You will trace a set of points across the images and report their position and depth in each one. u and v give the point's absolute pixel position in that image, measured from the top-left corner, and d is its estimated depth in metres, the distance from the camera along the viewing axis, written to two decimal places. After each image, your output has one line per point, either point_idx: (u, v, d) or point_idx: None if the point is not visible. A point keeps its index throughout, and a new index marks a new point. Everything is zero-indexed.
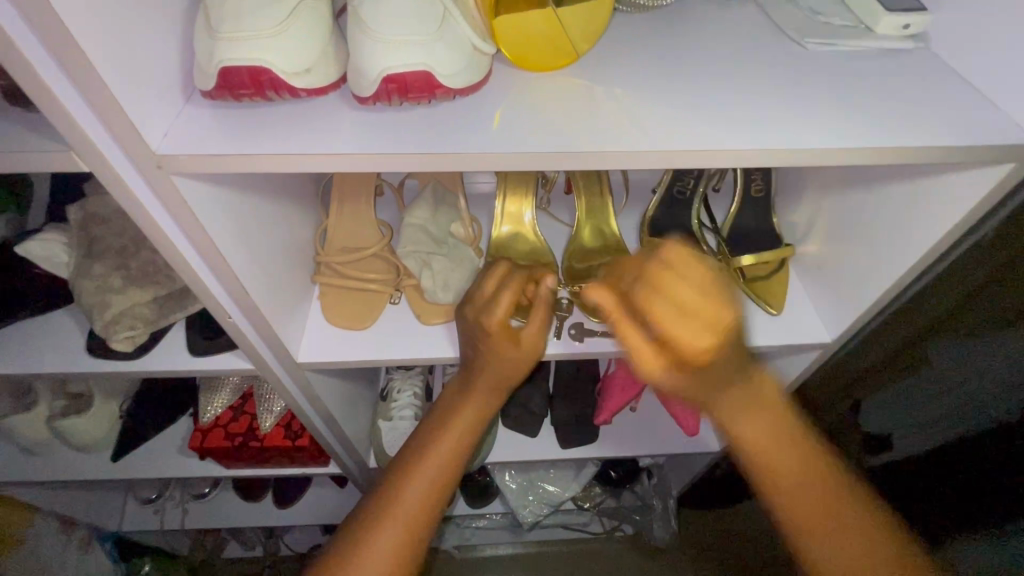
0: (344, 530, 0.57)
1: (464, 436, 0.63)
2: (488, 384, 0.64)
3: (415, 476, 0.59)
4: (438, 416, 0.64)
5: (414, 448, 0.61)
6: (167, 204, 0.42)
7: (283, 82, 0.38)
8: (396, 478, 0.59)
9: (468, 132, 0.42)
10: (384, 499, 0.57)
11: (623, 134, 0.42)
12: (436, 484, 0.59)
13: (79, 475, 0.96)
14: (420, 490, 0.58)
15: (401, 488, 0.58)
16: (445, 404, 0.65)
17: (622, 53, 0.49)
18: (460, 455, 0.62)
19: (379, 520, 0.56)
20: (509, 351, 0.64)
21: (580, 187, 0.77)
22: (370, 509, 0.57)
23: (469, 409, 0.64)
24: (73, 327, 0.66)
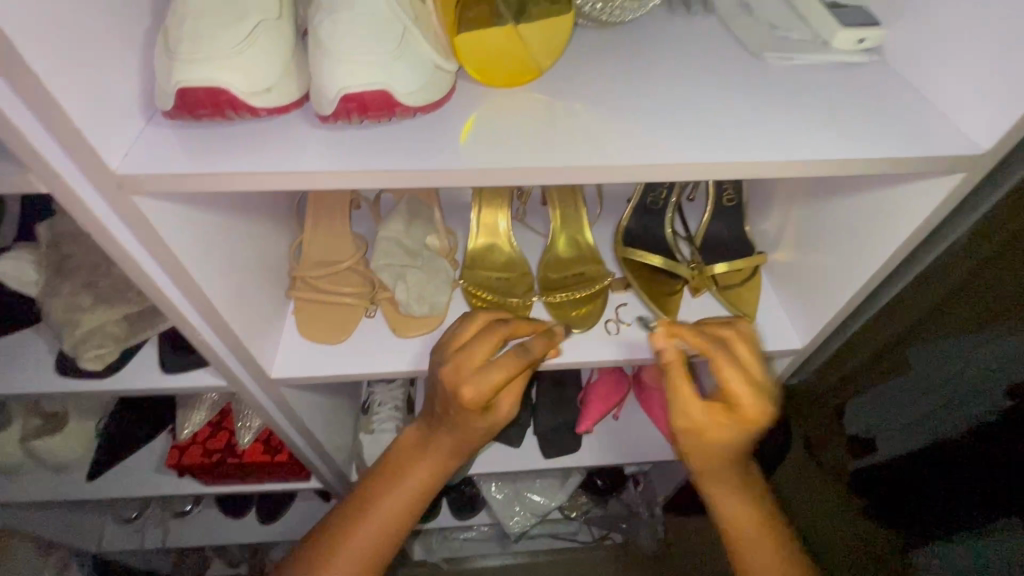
0: (297, 558, 0.58)
1: (420, 491, 0.61)
2: (456, 440, 0.60)
3: (369, 519, 0.59)
4: (397, 463, 0.62)
5: (372, 491, 0.60)
6: (130, 223, 0.42)
7: (243, 101, 0.39)
8: (348, 522, 0.58)
9: (430, 149, 0.42)
10: (332, 539, 0.58)
11: (583, 150, 0.43)
12: (383, 531, 0.59)
13: (53, 497, 0.94)
14: (371, 538, 0.58)
15: (349, 535, 0.58)
16: (408, 451, 0.63)
17: (585, 68, 0.49)
18: (414, 505, 0.61)
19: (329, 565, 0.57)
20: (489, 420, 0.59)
21: (554, 199, 0.78)
22: (325, 548, 0.58)
23: (427, 467, 0.61)
24: (41, 346, 0.65)
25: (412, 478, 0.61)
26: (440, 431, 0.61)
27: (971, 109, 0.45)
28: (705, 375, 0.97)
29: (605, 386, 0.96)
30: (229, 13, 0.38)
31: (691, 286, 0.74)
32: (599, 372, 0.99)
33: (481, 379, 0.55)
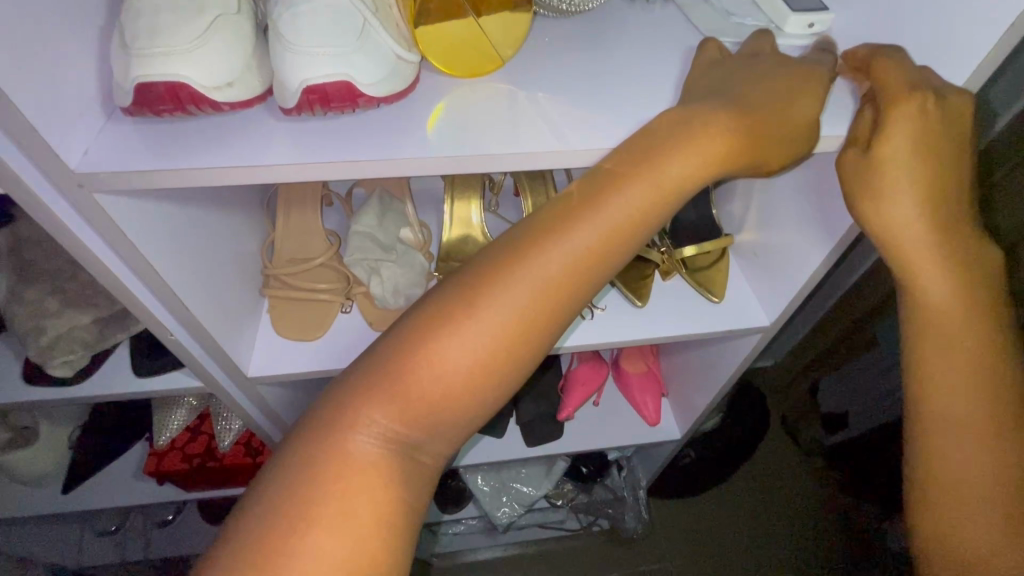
0: (337, 391, 0.41)
1: (526, 318, 0.41)
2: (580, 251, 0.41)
3: (434, 350, 0.40)
4: (488, 277, 0.41)
5: (453, 300, 0.41)
6: (93, 221, 0.42)
7: (204, 96, 0.39)
8: (431, 319, 0.41)
9: (395, 140, 0.43)
10: (381, 393, 0.39)
11: (545, 137, 0.44)
12: (467, 387, 0.40)
13: (28, 511, 0.92)
14: (454, 381, 0.40)
15: (403, 383, 0.40)
16: (479, 281, 0.41)
17: (548, 57, 0.50)
18: (515, 347, 0.41)
19: (396, 381, 0.40)
20: (624, 215, 0.42)
21: (526, 189, 0.78)
22: (386, 356, 0.40)
23: (548, 257, 0.41)
24: (6, 355, 0.64)
25: (516, 237, 0.42)
26: (557, 242, 0.41)
27: None
28: (681, 357, 0.99)
29: (584, 373, 0.98)
30: (185, 7, 0.38)
31: (660, 271, 0.77)
32: (578, 360, 1.01)
33: (632, 172, 0.42)
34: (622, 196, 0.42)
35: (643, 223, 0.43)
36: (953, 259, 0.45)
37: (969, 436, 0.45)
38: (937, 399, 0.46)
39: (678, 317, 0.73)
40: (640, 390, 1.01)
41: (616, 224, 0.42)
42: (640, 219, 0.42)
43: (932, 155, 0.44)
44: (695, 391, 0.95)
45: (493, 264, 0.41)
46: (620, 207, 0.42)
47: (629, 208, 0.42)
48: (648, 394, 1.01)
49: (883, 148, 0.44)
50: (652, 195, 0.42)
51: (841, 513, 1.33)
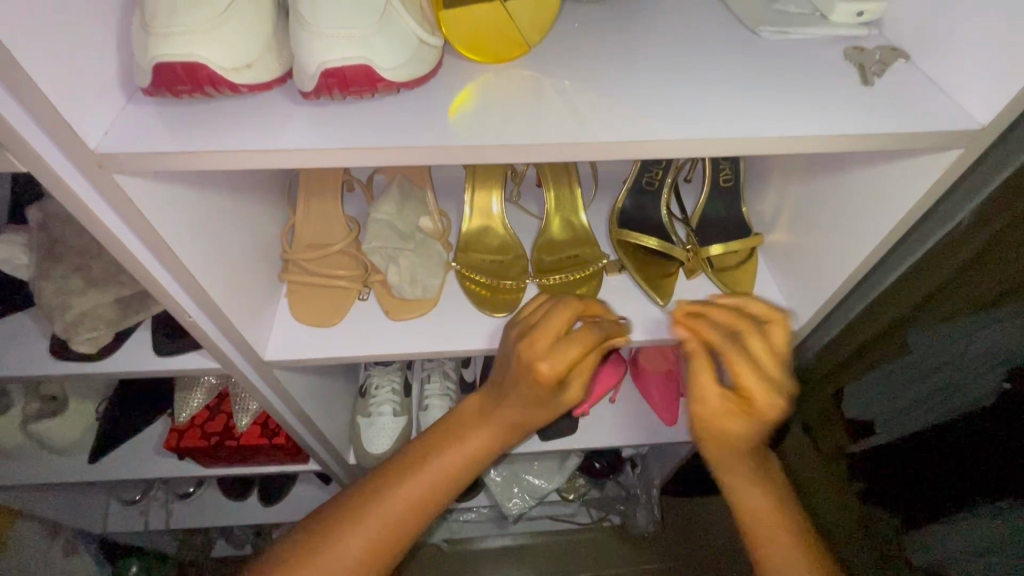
0: (299, 530, 0.55)
1: (405, 509, 0.53)
2: (449, 461, 0.55)
3: (343, 525, 0.52)
4: (419, 457, 0.55)
5: (368, 490, 0.54)
6: (111, 202, 0.42)
7: (222, 78, 0.38)
8: (360, 499, 0.54)
9: (415, 127, 0.41)
10: (327, 537, 0.52)
11: (570, 126, 0.42)
12: (376, 554, 0.52)
13: (56, 478, 0.96)
14: (355, 552, 0.52)
15: (320, 552, 0.52)
16: (412, 458, 0.56)
17: (576, 44, 0.48)
18: (408, 524, 0.53)
19: (324, 547, 0.52)
20: (517, 416, 0.57)
21: (549, 180, 0.76)
22: (324, 521, 0.54)
23: (467, 441, 0.56)
24: (34, 330, 0.65)
25: (420, 442, 0.58)
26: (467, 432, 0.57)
27: (971, 86, 0.44)
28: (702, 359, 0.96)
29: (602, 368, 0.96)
30: None
31: (686, 269, 0.73)
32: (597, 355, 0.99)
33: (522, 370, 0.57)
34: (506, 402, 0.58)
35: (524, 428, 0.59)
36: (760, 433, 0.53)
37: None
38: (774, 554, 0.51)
39: None
40: (660, 390, 0.99)
41: (479, 445, 0.56)
42: (533, 410, 0.58)
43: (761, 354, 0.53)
44: None
45: (426, 442, 0.57)
46: (490, 412, 0.58)
47: (494, 426, 0.57)
48: (667, 396, 0.99)
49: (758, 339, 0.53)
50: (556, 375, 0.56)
51: None
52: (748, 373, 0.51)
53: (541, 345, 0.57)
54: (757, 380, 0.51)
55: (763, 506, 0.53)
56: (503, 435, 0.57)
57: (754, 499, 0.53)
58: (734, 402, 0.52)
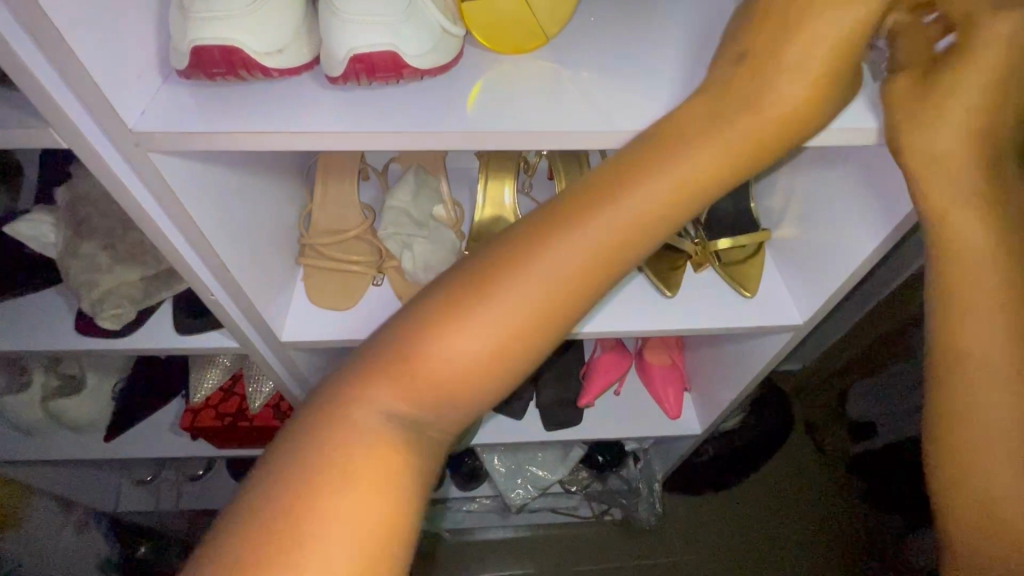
0: (342, 375, 0.41)
1: (495, 336, 0.40)
2: (563, 261, 0.41)
3: (410, 377, 0.40)
4: (523, 255, 0.41)
5: (443, 311, 0.40)
6: (145, 179, 0.43)
7: (255, 62, 0.40)
8: (436, 319, 0.40)
9: (436, 113, 0.43)
10: (394, 370, 0.40)
11: (587, 115, 0.44)
12: (467, 384, 0.40)
13: (73, 454, 0.99)
14: (439, 386, 0.40)
15: (381, 396, 0.40)
16: (513, 258, 0.41)
17: (593, 36, 0.50)
18: (509, 352, 0.40)
19: (398, 373, 0.40)
20: (652, 208, 0.41)
21: (561, 172, 0.78)
22: (381, 358, 0.41)
23: (592, 231, 0.41)
24: (59, 306, 0.67)
25: (524, 237, 0.42)
26: (584, 229, 0.41)
27: None
28: (706, 354, 0.98)
29: (607, 360, 0.99)
30: None
31: (693, 262, 0.75)
32: (601, 348, 1.01)
33: (655, 161, 0.42)
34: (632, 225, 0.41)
35: (661, 219, 0.42)
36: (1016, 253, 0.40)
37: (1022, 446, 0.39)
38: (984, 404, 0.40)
39: (709, 310, 0.72)
40: (663, 382, 1.01)
41: (592, 243, 0.41)
42: (674, 205, 0.42)
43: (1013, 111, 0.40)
44: (718, 387, 0.94)
45: (530, 235, 0.42)
46: (603, 219, 0.41)
47: (609, 226, 0.41)
48: (670, 385, 1.01)
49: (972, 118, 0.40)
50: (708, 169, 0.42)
51: (861, 520, 1.30)
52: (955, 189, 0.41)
53: (736, 94, 0.43)
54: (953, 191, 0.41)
55: (1000, 350, 0.40)
56: (625, 237, 0.41)
57: (979, 397, 0.40)
58: (977, 216, 0.41)
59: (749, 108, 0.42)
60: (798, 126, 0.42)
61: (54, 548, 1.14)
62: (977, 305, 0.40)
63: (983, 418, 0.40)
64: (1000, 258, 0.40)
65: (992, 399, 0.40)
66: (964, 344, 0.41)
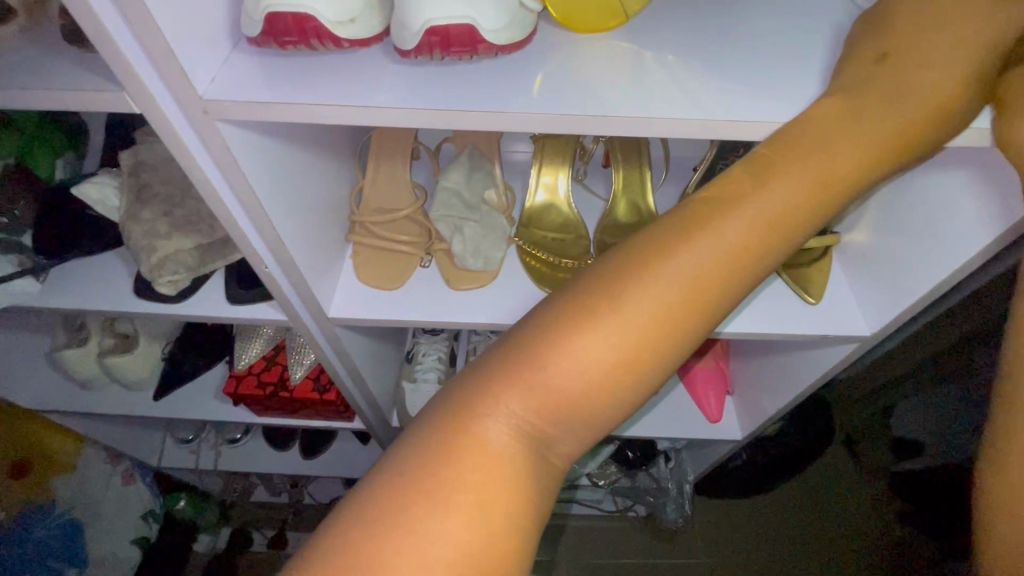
0: (454, 389, 0.39)
1: (637, 333, 0.37)
2: (707, 257, 0.38)
3: (541, 380, 0.36)
4: (654, 256, 0.38)
5: (568, 315, 0.37)
6: (211, 147, 0.43)
7: (328, 31, 0.38)
8: (560, 326, 0.37)
9: (507, 92, 0.41)
10: (519, 378, 0.37)
11: (669, 101, 0.41)
12: (600, 396, 0.37)
13: (125, 409, 1.03)
14: (575, 387, 0.36)
15: (508, 398, 0.36)
16: (641, 262, 0.38)
17: (676, 17, 0.46)
18: (644, 361, 0.37)
19: (523, 382, 0.37)
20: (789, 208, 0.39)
21: (619, 161, 0.75)
22: (507, 357, 0.38)
23: (723, 232, 0.38)
24: (118, 268, 0.69)
25: (647, 241, 0.39)
26: (714, 230, 0.38)
27: None
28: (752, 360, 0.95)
29: None
30: None
31: None
32: None
33: (788, 159, 0.39)
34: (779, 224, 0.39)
35: (797, 222, 0.39)
36: None
37: None
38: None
39: (767, 314, 0.68)
40: (705, 384, 0.99)
41: (740, 241, 0.38)
42: (809, 206, 0.39)
43: None
44: (764, 394, 0.91)
45: (655, 240, 0.39)
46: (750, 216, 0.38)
47: (755, 220, 0.38)
48: (713, 391, 0.99)
49: None
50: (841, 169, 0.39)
51: None
52: None
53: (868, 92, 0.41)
54: None
55: None
56: (775, 235, 0.39)
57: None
58: None
59: (888, 107, 0.41)
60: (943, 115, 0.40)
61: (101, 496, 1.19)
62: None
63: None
64: None
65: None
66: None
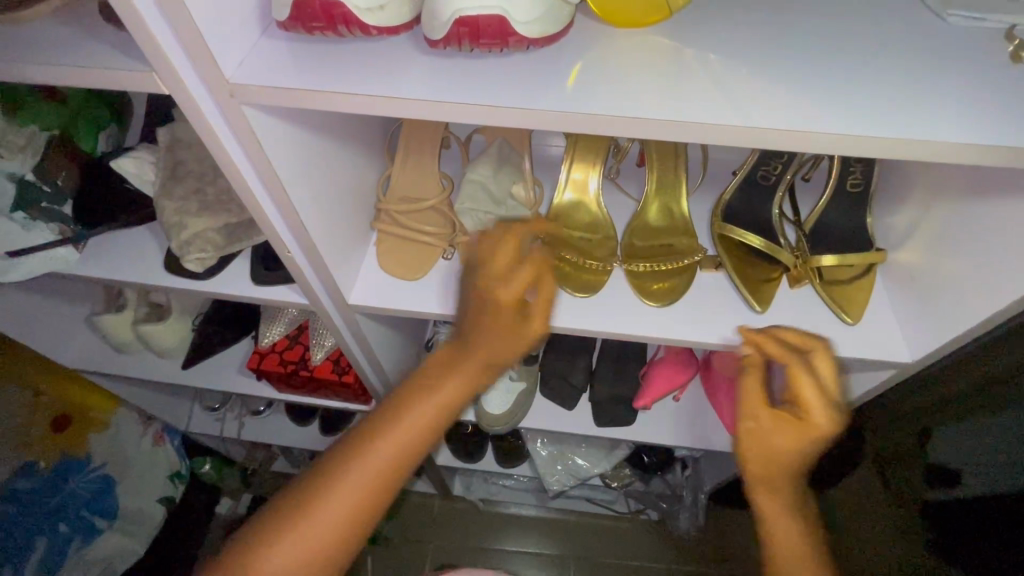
0: (257, 518, 0.55)
1: (411, 445, 0.55)
2: (428, 411, 0.55)
3: (360, 476, 0.53)
4: (390, 411, 0.55)
5: (333, 462, 0.54)
6: (236, 131, 0.43)
7: (356, 18, 0.37)
8: (333, 468, 0.54)
9: (537, 88, 0.39)
10: (292, 513, 0.53)
11: (709, 105, 0.38)
12: (351, 520, 0.54)
13: (156, 376, 1.07)
14: (336, 520, 0.53)
15: (334, 490, 0.53)
16: (378, 419, 0.56)
17: (726, 14, 0.43)
18: (384, 485, 0.54)
19: (297, 515, 0.53)
20: (465, 374, 0.56)
21: (654, 161, 0.72)
22: (291, 500, 0.54)
23: (423, 403, 0.55)
24: (150, 242, 0.70)
25: (386, 408, 0.56)
26: (416, 403, 0.55)
27: None
28: None
29: (669, 364, 0.96)
30: None
31: (790, 276, 0.67)
32: (667, 351, 0.97)
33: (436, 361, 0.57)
34: (473, 350, 0.56)
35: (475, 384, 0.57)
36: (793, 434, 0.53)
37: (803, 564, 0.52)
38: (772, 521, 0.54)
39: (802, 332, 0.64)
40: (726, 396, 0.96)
41: (442, 403, 0.55)
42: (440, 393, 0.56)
43: (820, 376, 0.54)
44: None
45: (387, 404, 0.57)
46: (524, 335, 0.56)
47: (443, 396, 0.55)
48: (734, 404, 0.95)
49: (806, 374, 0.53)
50: (441, 367, 0.57)
51: None
52: (807, 389, 0.52)
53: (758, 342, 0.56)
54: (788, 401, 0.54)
55: (780, 487, 0.55)
56: (467, 388, 0.56)
57: (775, 524, 0.54)
58: (781, 418, 0.53)
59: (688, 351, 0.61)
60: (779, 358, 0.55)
61: (131, 452, 1.28)
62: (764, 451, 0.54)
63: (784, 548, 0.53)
64: (794, 431, 0.53)
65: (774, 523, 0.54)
66: (769, 478, 0.54)
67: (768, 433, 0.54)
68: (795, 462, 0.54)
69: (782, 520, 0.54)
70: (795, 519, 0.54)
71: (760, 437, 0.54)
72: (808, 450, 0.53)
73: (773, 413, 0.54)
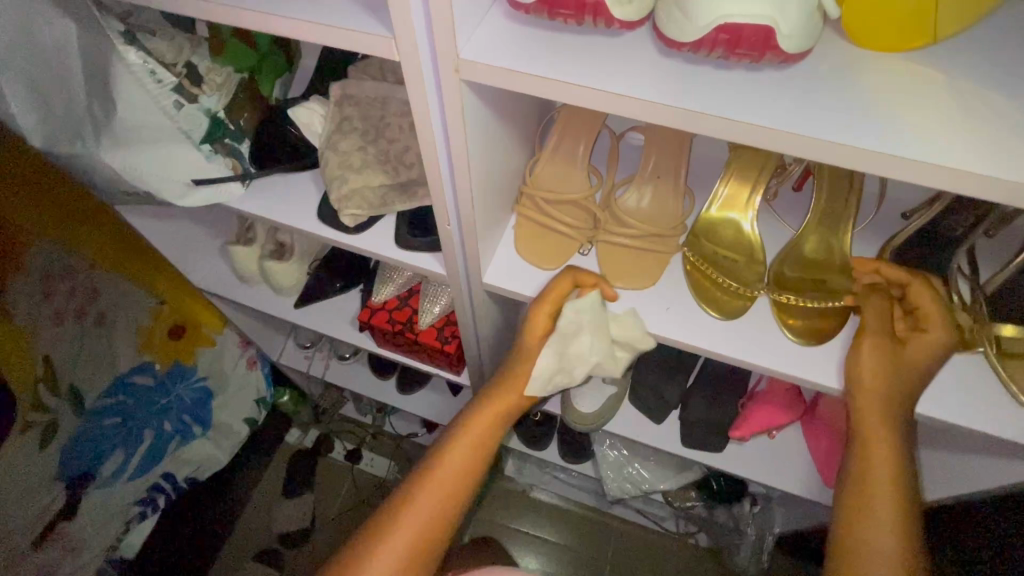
0: (355, 542, 0.70)
1: (456, 478, 0.72)
2: (471, 437, 0.74)
3: (421, 505, 0.70)
4: (445, 443, 0.74)
5: (412, 486, 0.71)
6: (446, 105, 0.44)
7: (606, 10, 0.37)
8: (410, 488, 0.71)
9: (771, 107, 0.37)
10: (383, 527, 0.69)
11: (967, 152, 0.35)
12: (432, 523, 0.70)
13: (271, 309, 1.15)
14: (417, 526, 0.69)
15: (403, 521, 0.69)
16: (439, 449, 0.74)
17: (996, 51, 0.39)
18: (451, 492, 0.72)
19: (390, 529, 0.69)
20: (484, 447, 0.75)
21: (824, 188, 0.67)
22: (380, 519, 0.70)
23: (470, 432, 0.75)
24: (308, 189, 0.75)
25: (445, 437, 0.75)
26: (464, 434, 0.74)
27: None
28: None
29: (775, 392, 0.92)
30: None
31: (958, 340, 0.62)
32: (772, 382, 0.93)
33: (478, 410, 0.76)
34: (501, 394, 0.76)
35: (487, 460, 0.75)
36: (906, 362, 0.58)
37: (888, 525, 0.57)
38: (869, 486, 0.58)
39: (965, 403, 0.59)
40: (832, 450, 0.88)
41: (477, 435, 0.75)
42: (482, 447, 0.75)
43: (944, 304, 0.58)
44: None
45: (444, 436, 0.75)
46: (531, 385, 0.75)
47: (480, 430, 0.75)
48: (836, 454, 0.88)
49: (922, 305, 0.59)
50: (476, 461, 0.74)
51: None
52: (925, 301, 0.59)
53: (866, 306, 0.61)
54: (887, 326, 0.59)
55: (882, 453, 0.59)
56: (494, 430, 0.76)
57: (874, 495, 0.58)
58: (888, 345, 0.58)
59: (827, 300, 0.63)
60: (881, 298, 0.61)
61: (220, 368, 1.37)
62: (870, 388, 0.58)
63: (870, 516, 0.58)
64: (899, 348, 0.59)
65: (875, 486, 0.58)
66: (862, 439, 0.59)
67: (877, 424, 0.58)
68: (897, 418, 0.58)
69: (880, 485, 0.58)
70: (890, 486, 0.58)
71: (883, 369, 0.58)
72: (897, 417, 0.58)
73: (892, 343, 0.59)
